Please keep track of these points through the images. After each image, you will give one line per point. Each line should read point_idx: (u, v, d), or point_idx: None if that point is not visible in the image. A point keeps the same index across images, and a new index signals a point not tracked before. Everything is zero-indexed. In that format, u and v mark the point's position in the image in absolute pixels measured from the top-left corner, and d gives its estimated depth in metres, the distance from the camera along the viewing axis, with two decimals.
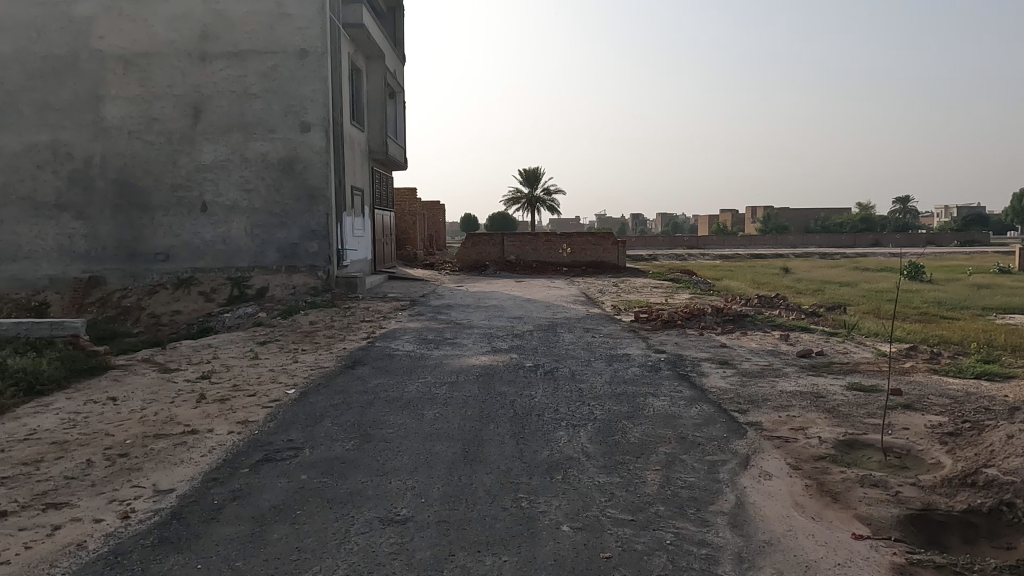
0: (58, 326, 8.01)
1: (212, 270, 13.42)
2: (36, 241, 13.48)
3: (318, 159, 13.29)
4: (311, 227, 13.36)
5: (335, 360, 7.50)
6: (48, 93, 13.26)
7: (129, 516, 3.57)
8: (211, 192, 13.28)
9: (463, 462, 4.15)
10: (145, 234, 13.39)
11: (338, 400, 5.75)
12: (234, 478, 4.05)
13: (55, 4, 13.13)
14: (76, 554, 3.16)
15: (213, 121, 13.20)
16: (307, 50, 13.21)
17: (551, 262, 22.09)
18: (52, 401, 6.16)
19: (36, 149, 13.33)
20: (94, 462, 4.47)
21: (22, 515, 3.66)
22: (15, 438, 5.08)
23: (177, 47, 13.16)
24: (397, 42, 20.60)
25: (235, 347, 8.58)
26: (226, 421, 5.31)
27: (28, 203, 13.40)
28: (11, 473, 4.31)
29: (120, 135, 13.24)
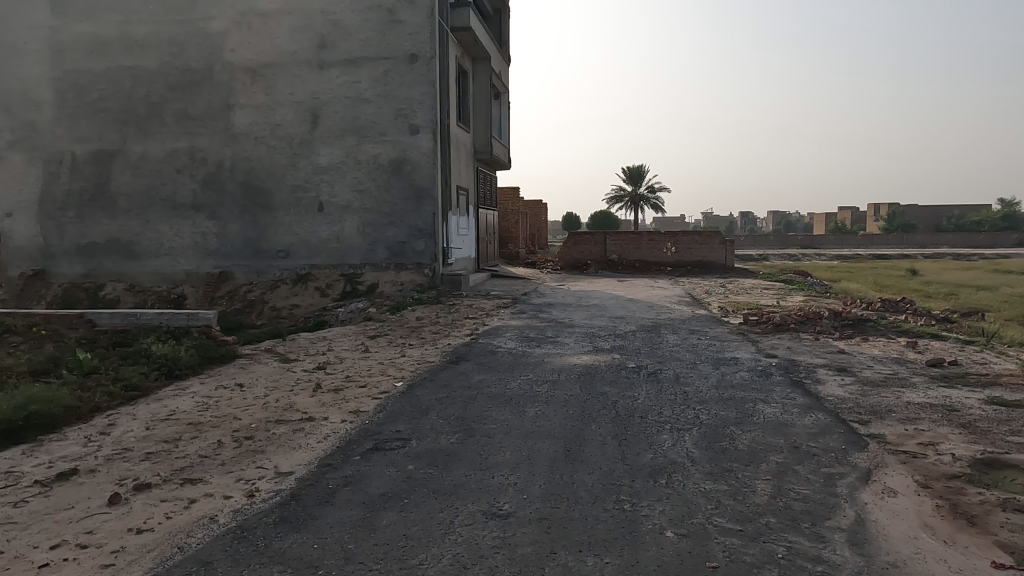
0: (193, 318, 8.73)
1: (328, 267, 14.18)
2: (175, 239, 14.76)
3: (425, 159, 13.71)
4: (418, 226, 13.82)
5: (439, 355, 7.72)
6: (186, 103, 14.49)
7: (254, 494, 3.85)
8: (327, 193, 14.04)
9: (565, 461, 4.15)
10: (268, 233, 14.35)
11: (442, 395, 5.91)
12: (347, 465, 4.27)
13: (193, 21, 14.34)
14: (210, 527, 3.45)
15: (330, 126, 13.94)
16: (416, 55, 13.68)
17: (654, 261, 21.64)
18: (188, 385, 6.73)
19: (176, 154, 14.60)
20: (224, 443, 4.85)
21: (163, 488, 4.04)
22: (158, 417, 5.60)
23: (298, 57, 14.00)
24: (503, 44, 20.91)
25: (348, 340, 9.02)
26: (339, 410, 5.59)
27: (169, 204, 14.70)
28: (154, 449, 4.76)
29: (247, 141, 14.26)
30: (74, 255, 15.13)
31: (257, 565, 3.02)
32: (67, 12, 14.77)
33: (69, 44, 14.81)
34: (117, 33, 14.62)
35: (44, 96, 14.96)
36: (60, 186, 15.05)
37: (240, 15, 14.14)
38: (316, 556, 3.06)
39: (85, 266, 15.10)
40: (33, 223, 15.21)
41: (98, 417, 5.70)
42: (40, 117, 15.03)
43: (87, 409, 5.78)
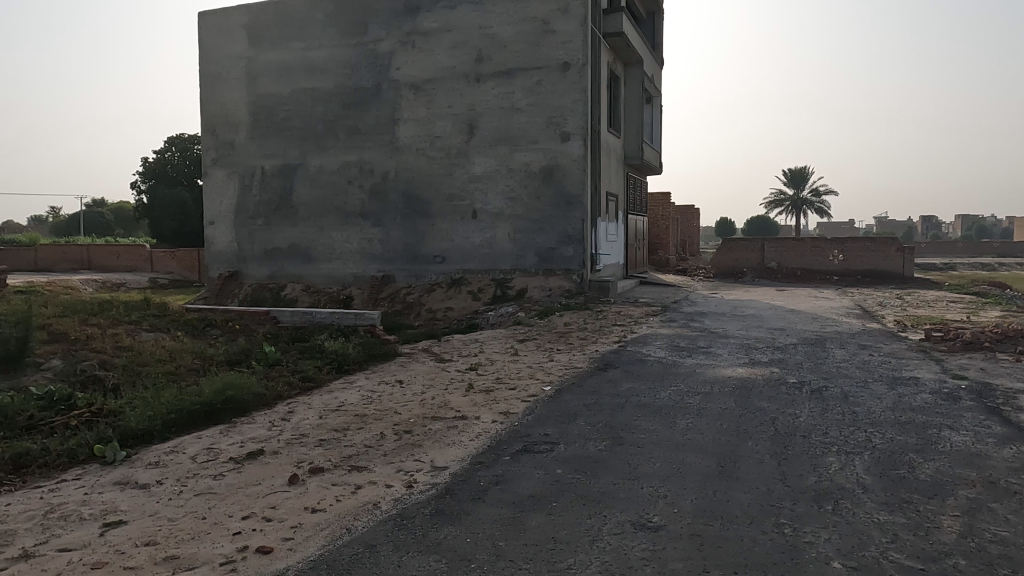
0: (360, 317, 9.43)
1: (480, 271, 14.73)
2: (345, 244, 16.05)
3: (576, 166, 13.78)
4: (568, 232, 13.93)
5: (588, 361, 7.72)
6: (357, 119, 15.72)
7: (412, 485, 4.09)
8: (481, 201, 14.58)
9: (718, 477, 3.98)
10: (427, 239, 15.18)
11: (590, 401, 5.90)
12: (497, 464, 4.40)
13: (365, 44, 15.56)
14: (373, 512, 3.71)
15: (485, 136, 14.48)
16: (568, 63, 13.82)
17: (818, 270, 20.11)
18: (355, 379, 7.29)
19: (347, 167, 15.87)
20: (386, 435, 5.20)
21: (334, 472, 4.41)
22: (329, 408, 6.12)
23: (457, 71, 14.71)
24: (656, 47, 20.54)
25: (499, 343, 9.28)
26: (491, 410, 5.78)
27: (340, 212, 16.02)
28: (326, 437, 5.21)
29: (410, 152, 15.18)
30: (262, 259, 16.95)
31: (415, 552, 3.20)
32: (261, 43, 16.64)
33: (261, 71, 16.66)
34: (300, 59, 16.22)
35: (241, 118, 16.95)
36: (252, 197, 16.95)
37: (406, 35, 15.13)
38: (468, 550, 3.19)
39: (270, 269, 16.87)
40: (230, 231, 17.28)
41: (280, 405, 6.35)
42: (237, 137, 17.04)
43: (272, 396, 6.47)
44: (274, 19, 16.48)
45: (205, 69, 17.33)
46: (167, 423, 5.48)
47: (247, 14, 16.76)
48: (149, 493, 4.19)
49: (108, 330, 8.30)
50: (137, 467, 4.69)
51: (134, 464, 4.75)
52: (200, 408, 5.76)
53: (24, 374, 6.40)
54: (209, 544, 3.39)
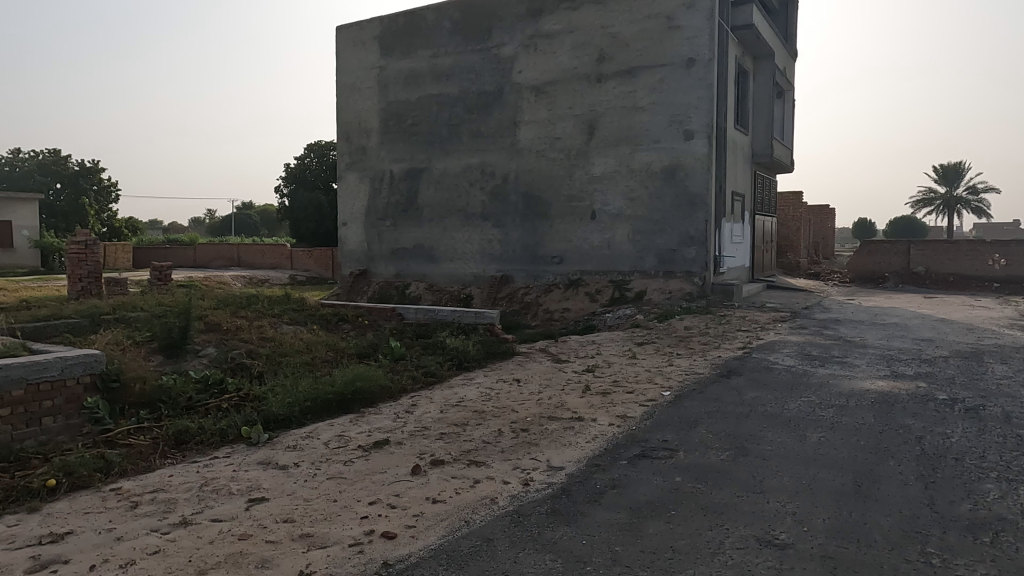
0: (480, 316, 9.67)
1: (598, 273, 14.62)
2: (466, 244, 16.50)
3: (700, 165, 13.33)
4: (690, 233, 13.50)
5: (710, 367, 7.44)
6: (479, 123, 16.12)
7: (529, 483, 4.14)
8: (600, 201, 14.48)
9: (854, 496, 3.71)
10: (545, 240, 15.29)
11: (713, 409, 5.68)
12: (614, 468, 4.35)
13: (488, 49, 15.93)
14: (491, 507, 3.79)
15: (605, 136, 14.36)
16: (694, 58, 13.39)
17: (975, 276, 18.09)
18: (475, 376, 7.48)
19: (469, 169, 16.32)
20: (504, 432, 5.29)
21: (454, 465, 4.55)
22: (450, 403, 6.32)
23: (578, 72, 14.70)
24: (789, 38, 19.44)
25: (617, 345, 9.18)
26: (608, 413, 5.72)
27: (462, 213, 16.49)
28: (447, 430, 5.39)
29: (530, 154, 15.36)
30: (389, 258, 17.81)
31: (531, 550, 3.23)
32: (392, 52, 17.49)
33: (392, 79, 17.51)
34: (428, 66, 16.87)
35: (372, 124, 17.90)
36: (381, 200, 17.86)
37: (529, 38, 15.33)
38: (584, 552, 3.17)
39: (397, 268, 17.69)
40: (361, 231, 18.30)
41: (404, 397, 6.65)
42: (369, 142, 18.01)
43: (397, 389, 6.79)
44: (404, 29, 17.26)
45: (342, 80, 18.47)
46: (303, 410, 5.90)
47: (380, 26, 17.67)
48: (288, 474, 4.52)
49: (255, 322, 9.07)
50: (277, 449, 5.08)
51: (275, 446, 5.15)
52: (332, 397, 6.15)
53: (184, 359, 7.14)
54: (340, 526, 3.61)
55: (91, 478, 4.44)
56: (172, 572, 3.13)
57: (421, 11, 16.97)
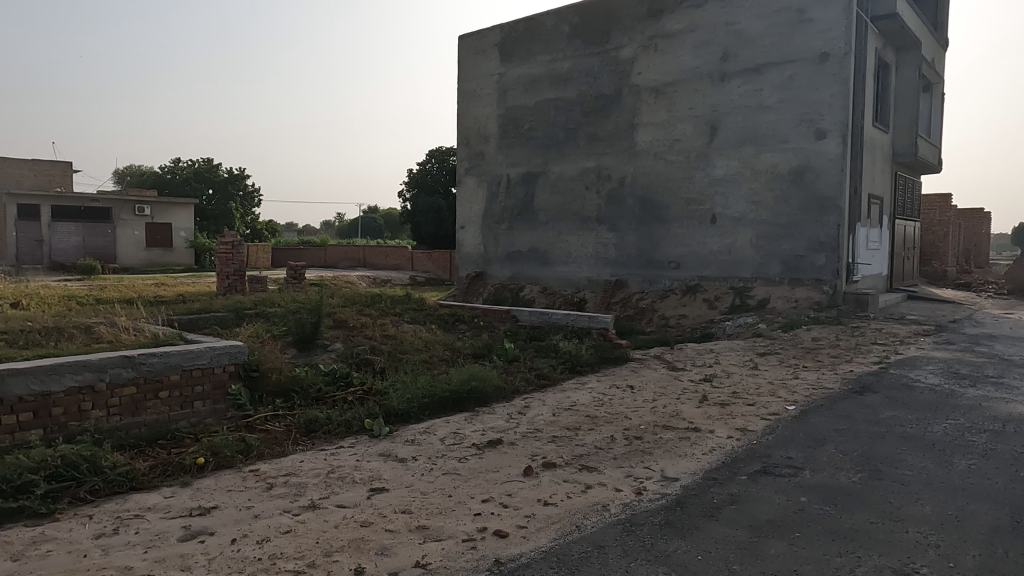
0: (594, 320, 9.61)
1: (718, 279, 14.09)
2: (580, 248, 16.46)
3: (833, 166, 12.51)
4: (820, 238, 12.70)
5: (840, 382, 6.96)
6: (596, 126, 16.03)
7: (641, 492, 4.06)
8: (721, 205, 13.96)
9: (1010, 533, 3.33)
10: (662, 244, 14.95)
11: (843, 427, 5.31)
12: (732, 483, 4.17)
13: (607, 51, 15.82)
14: (603, 514, 3.75)
15: (728, 137, 13.83)
16: (828, 53, 12.59)
17: None
18: (587, 381, 7.44)
19: (585, 173, 16.26)
20: (616, 439, 5.22)
21: (565, 469, 4.55)
22: (563, 406, 6.32)
23: (701, 71, 14.26)
24: (939, 27, 17.81)
25: (736, 355, 8.81)
26: (726, 425, 5.50)
27: (577, 217, 16.47)
28: (559, 434, 5.40)
29: (648, 157, 15.08)
30: (504, 261, 18.12)
31: (644, 561, 3.17)
32: (512, 59, 17.80)
33: (511, 85, 17.81)
34: (546, 71, 17.01)
35: (491, 130, 18.30)
36: (497, 203, 18.20)
37: (649, 39, 15.07)
38: (699, 568, 3.06)
39: (511, 270, 17.95)
40: (478, 234, 18.75)
41: (517, 399, 6.73)
42: (487, 148, 18.42)
43: (510, 390, 6.89)
44: (524, 35, 17.51)
45: (463, 87, 19.03)
46: (421, 406, 6.13)
47: (500, 33, 18.05)
48: (406, 467, 4.71)
49: (378, 320, 9.54)
50: (397, 442, 5.31)
51: (395, 439, 5.39)
52: (449, 395, 6.35)
53: (315, 353, 7.64)
54: (454, 521, 3.71)
55: (233, 459, 4.84)
56: (301, 551, 3.35)
57: (540, 17, 17.16)
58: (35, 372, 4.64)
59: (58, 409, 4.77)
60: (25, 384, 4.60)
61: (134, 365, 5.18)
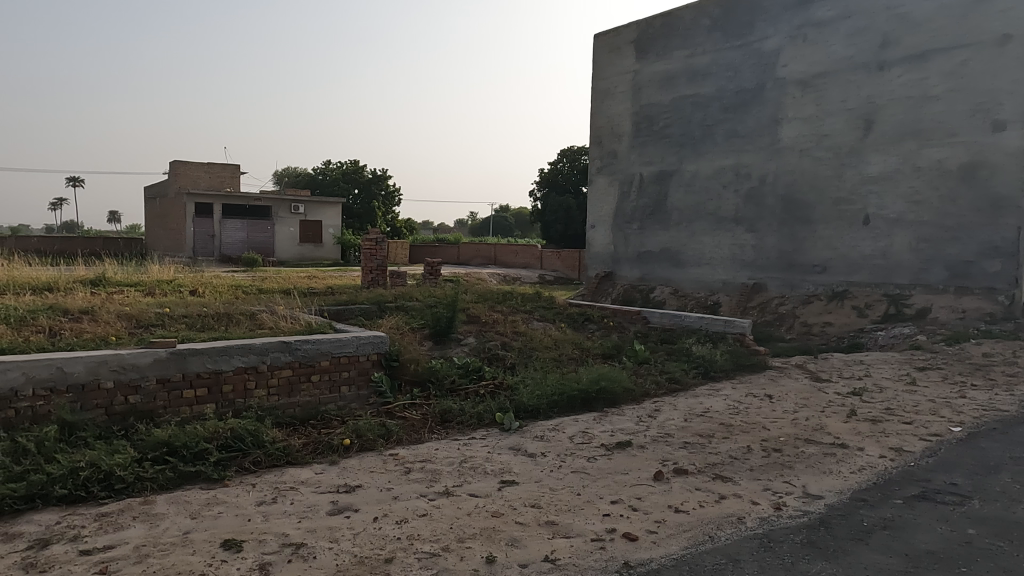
0: (730, 325, 9.24)
1: (870, 285, 13.02)
2: (715, 249, 15.83)
3: (1013, 161, 11.14)
4: (994, 242, 11.35)
5: (1017, 404, 6.19)
6: (736, 122, 15.35)
7: (781, 508, 3.84)
8: (876, 205, 12.88)
9: None
10: (806, 247, 14.05)
11: (1021, 454, 4.72)
12: (885, 506, 3.84)
13: (750, 43, 15.09)
14: (738, 526, 3.60)
15: (885, 131, 12.72)
16: (1010, 34, 11.22)
17: None
18: (722, 388, 7.16)
19: (723, 171, 15.61)
20: (753, 449, 4.99)
21: (698, 477, 4.41)
22: (694, 412, 6.13)
23: (855, 61, 13.24)
24: None
25: (891, 368, 8.09)
26: (879, 443, 5.07)
27: (713, 217, 15.85)
28: (691, 440, 5.24)
29: (793, 154, 14.22)
30: (634, 261, 17.83)
31: None
32: (647, 55, 17.47)
33: (646, 82, 17.48)
34: (683, 66, 16.53)
35: (624, 128, 18.07)
36: (629, 203, 17.94)
37: (797, 29, 14.21)
38: None
39: (642, 271, 17.63)
40: (608, 234, 18.59)
41: (647, 402, 6.62)
42: (620, 146, 18.21)
43: (640, 392, 6.79)
44: (661, 31, 17.13)
45: (597, 85, 18.94)
46: (551, 403, 6.19)
47: (636, 30, 17.77)
48: (536, 462, 4.79)
49: (510, 317, 9.75)
50: (526, 437, 5.41)
51: (524, 434, 5.49)
52: (578, 394, 6.36)
53: (449, 346, 7.96)
54: (583, 519, 3.71)
55: (375, 442, 5.16)
56: (436, 534, 3.51)
57: (679, 11, 16.70)
58: (209, 352, 5.21)
59: (227, 386, 5.32)
60: (202, 362, 5.17)
61: (291, 350, 5.66)
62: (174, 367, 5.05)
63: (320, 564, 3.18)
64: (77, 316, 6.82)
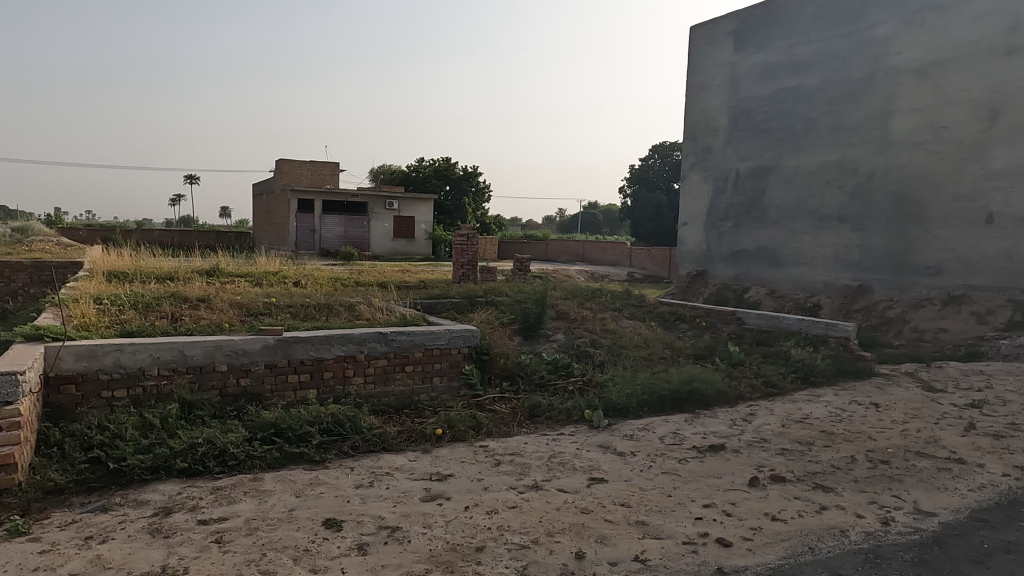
0: (833, 327, 8.81)
1: (992, 289, 12.02)
2: (817, 248, 15.05)
3: None
4: None
5: None
6: (843, 114, 14.51)
7: (888, 523, 3.63)
8: (1001, 202, 11.86)
9: None
10: (918, 247, 13.14)
11: None
12: (1008, 529, 3.55)
13: (861, 31, 14.20)
14: (841, 539, 3.43)
15: (1014, 122, 11.69)
16: None
17: None
18: (823, 394, 6.82)
19: (826, 166, 14.82)
20: (857, 460, 4.72)
21: (796, 485, 4.22)
22: (793, 418, 5.87)
23: (980, 46, 12.21)
24: None
25: (1016, 379, 7.44)
26: (1002, 460, 4.68)
27: (815, 215, 15.07)
28: (789, 447, 5.02)
29: (906, 147, 13.30)
30: (729, 259, 17.26)
31: None
32: (747, 46, 16.82)
33: (744, 75, 16.85)
34: (786, 57, 15.80)
35: (720, 122, 17.50)
36: (724, 200, 17.36)
37: (913, 13, 13.25)
38: None
39: (737, 270, 17.04)
40: (701, 232, 18.08)
41: (741, 405, 6.41)
42: (716, 141, 17.65)
43: (734, 395, 6.58)
44: (762, 20, 16.42)
45: (692, 79, 18.43)
46: (640, 402, 6.11)
47: (735, 20, 17.11)
48: (625, 461, 4.74)
49: (599, 314, 9.68)
50: (615, 436, 5.36)
51: (613, 433, 5.45)
52: (668, 394, 6.25)
53: (538, 342, 8.00)
54: (674, 521, 3.65)
55: (466, 433, 5.28)
56: (526, 527, 3.55)
57: None
58: (313, 341, 5.48)
59: (328, 373, 5.58)
60: (305, 350, 5.45)
61: (387, 341, 5.87)
62: (280, 353, 5.35)
63: (415, 548, 3.28)
64: (195, 304, 7.36)
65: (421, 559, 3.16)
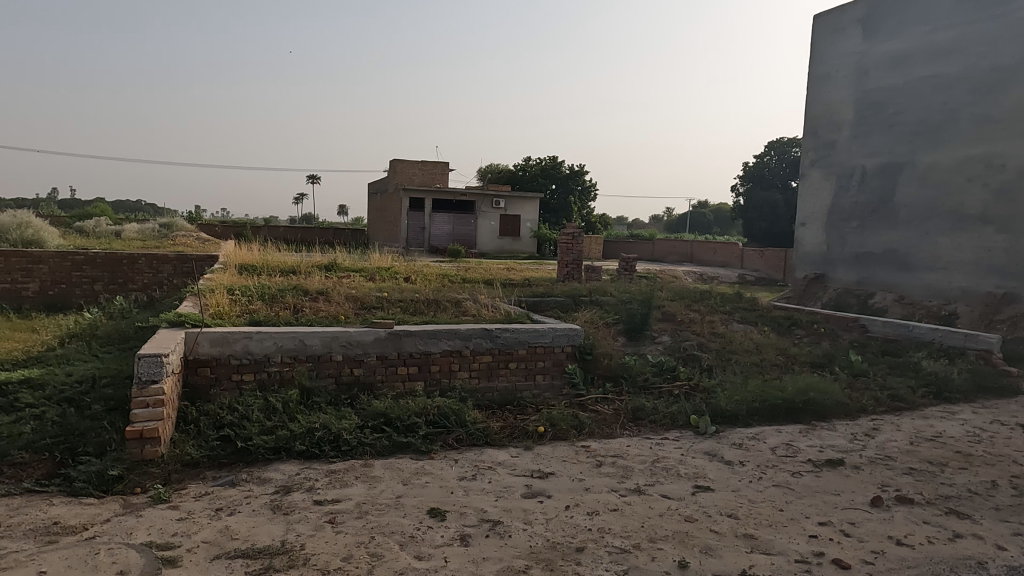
0: (972, 339, 8.14)
1: None
2: (955, 251, 13.78)
3: None
4: None
5: None
6: (989, 105, 13.19)
7: None
8: None
9: None
10: None
11: None
12: None
13: (1013, 12, 12.85)
14: (978, 572, 3.12)
15: None
16: None
17: None
18: (959, 411, 6.25)
19: (968, 162, 13.51)
20: (1000, 486, 4.28)
21: (925, 509, 3.88)
22: (923, 436, 5.42)
23: None
24: None
25: None
26: None
27: (953, 215, 13.79)
28: (918, 467, 4.63)
29: None
30: (851, 262, 16.17)
31: None
32: (877, 34, 15.64)
33: (874, 65, 15.70)
34: (923, 44, 14.55)
35: (846, 116, 16.39)
36: (848, 199, 16.26)
37: None
38: None
39: (860, 274, 15.92)
40: (821, 232, 17.05)
41: (864, 419, 5.98)
42: (840, 136, 16.56)
43: (855, 407, 6.16)
44: (896, 5, 15.20)
45: (816, 71, 17.41)
46: (750, 410, 5.86)
47: (865, 6, 15.95)
48: (734, 470, 4.55)
49: (708, 317, 9.35)
50: (723, 444, 5.16)
51: (721, 440, 5.25)
52: (782, 402, 5.94)
53: (644, 343, 7.85)
54: (786, 537, 3.46)
55: (568, 432, 5.27)
56: (627, 530, 3.49)
57: None
58: (421, 335, 5.66)
59: (435, 367, 5.76)
60: (414, 343, 5.64)
61: (492, 337, 5.96)
62: (391, 346, 5.56)
63: (515, 543, 3.31)
64: (315, 296, 7.81)
65: (521, 555, 3.19)
